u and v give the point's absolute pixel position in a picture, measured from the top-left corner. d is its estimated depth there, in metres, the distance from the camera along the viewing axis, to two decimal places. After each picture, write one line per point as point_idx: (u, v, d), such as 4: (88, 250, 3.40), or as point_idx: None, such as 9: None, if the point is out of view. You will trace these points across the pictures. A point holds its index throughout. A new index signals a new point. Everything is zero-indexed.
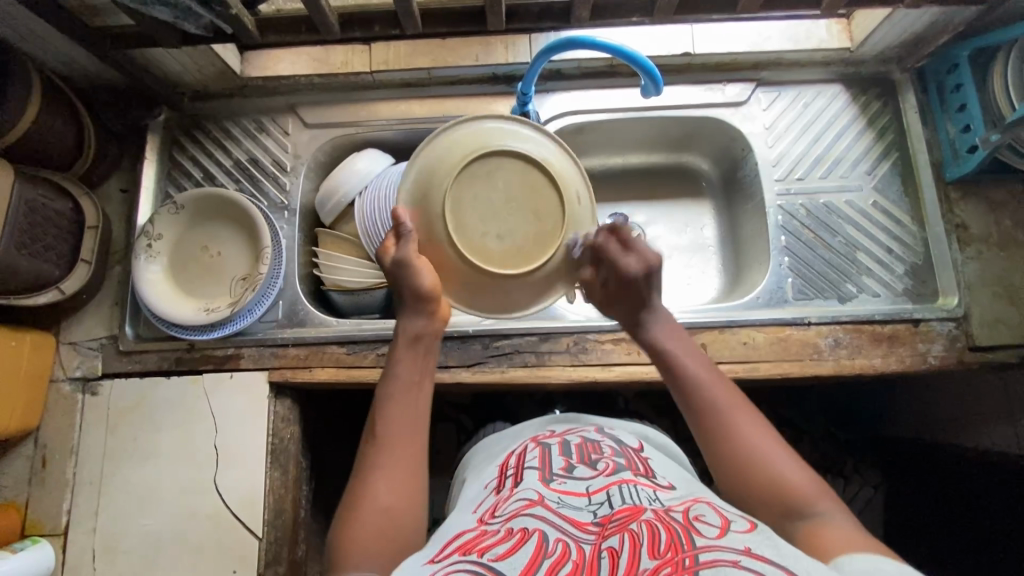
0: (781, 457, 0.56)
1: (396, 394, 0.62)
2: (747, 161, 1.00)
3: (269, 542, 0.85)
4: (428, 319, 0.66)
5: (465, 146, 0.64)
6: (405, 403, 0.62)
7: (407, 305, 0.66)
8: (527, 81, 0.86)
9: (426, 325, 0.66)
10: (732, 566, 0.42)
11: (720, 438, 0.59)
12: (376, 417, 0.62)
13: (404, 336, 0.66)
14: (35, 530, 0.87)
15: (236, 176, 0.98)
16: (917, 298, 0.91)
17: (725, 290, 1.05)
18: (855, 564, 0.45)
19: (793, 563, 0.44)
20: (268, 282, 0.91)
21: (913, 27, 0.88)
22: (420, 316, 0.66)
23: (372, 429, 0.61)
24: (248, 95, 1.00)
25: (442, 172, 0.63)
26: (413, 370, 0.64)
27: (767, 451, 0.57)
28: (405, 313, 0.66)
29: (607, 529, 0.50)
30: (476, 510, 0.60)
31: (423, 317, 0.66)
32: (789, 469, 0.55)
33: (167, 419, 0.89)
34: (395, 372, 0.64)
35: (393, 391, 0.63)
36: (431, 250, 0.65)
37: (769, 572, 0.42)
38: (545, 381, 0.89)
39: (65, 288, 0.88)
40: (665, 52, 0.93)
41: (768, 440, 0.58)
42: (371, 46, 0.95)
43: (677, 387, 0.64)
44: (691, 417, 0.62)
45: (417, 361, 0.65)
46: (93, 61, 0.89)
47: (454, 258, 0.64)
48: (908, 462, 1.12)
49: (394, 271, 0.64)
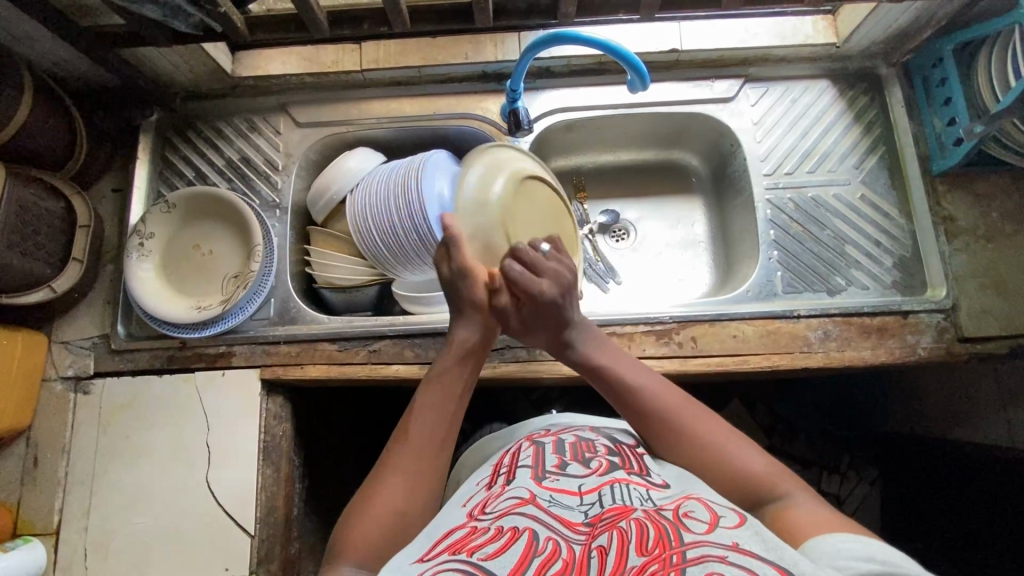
0: (748, 453, 0.59)
1: (433, 398, 0.65)
2: (736, 156, 1.01)
3: (261, 540, 0.85)
4: (482, 339, 0.69)
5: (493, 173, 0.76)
6: (443, 407, 0.64)
7: (465, 317, 0.69)
8: (516, 78, 0.87)
9: (479, 342, 0.69)
10: (720, 562, 0.42)
11: (687, 448, 0.61)
12: (410, 416, 0.64)
13: (457, 344, 0.68)
14: (26, 529, 0.86)
15: (228, 175, 0.99)
16: (906, 290, 0.92)
17: (716, 285, 1.05)
18: (824, 548, 0.47)
19: (785, 560, 0.43)
20: (260, 280, 0.91)
21: (897, 22, 0.89)
22: (472, 325, 0.69)
23: (403, 426, 0.63)
24: (239, 95, 1.00)
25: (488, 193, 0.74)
26: (456, 381, 0.66)
27: (726, 440, 0.60)
28: (460, 325, 0.69)
29: (598, 528, 0.50)
30: (465, 503, 0.60)
31: (479, 336, 0.69)
32: (769, 488, 0.56)
33: (161, 418, 0.89)
34: (439, 375, 0.66)
35: (430, 393, 0.65)
36: (489, 255, 0.73)
37: (758, 568, 0.42)
38: (536, 375, 0.89)
39: (57, 287, 0.88)
40: (654, 49, 0.94)
41: (726, 433, 0.61)
42: (361, 45, 0.96)
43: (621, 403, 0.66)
44: (648, 428, 0.64)
45: (463, 375, 0.67)
46: (85, 62, 0.90)
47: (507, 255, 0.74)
48: (902, 456, 1.13)
49: (455, 278, 0.68)
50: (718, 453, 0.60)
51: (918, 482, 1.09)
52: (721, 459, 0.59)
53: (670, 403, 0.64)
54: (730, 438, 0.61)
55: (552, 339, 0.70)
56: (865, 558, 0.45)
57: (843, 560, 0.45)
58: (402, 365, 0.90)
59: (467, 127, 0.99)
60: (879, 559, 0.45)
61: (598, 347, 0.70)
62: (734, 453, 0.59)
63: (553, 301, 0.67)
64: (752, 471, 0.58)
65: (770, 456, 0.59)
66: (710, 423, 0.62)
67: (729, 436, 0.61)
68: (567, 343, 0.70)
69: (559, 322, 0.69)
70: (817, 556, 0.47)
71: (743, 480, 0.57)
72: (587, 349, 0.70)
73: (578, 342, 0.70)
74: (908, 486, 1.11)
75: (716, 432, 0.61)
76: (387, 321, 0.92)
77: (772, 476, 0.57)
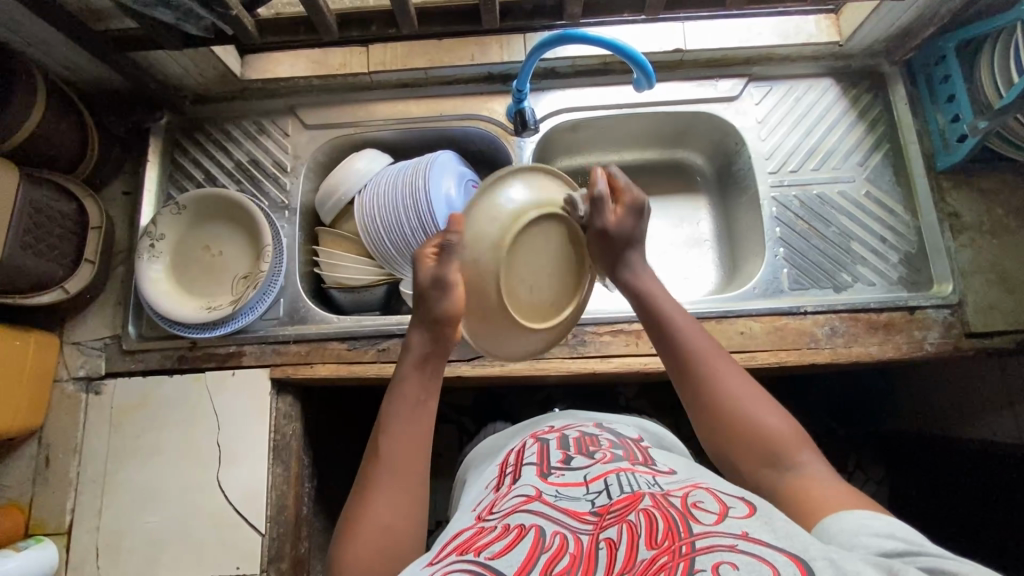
0: (767, 413, 0.59)
1: (401, 411, 0.63)
2: (740, 155, 1.02)
3: (271, 539, 0.85)
4: (438, 346, 0.65)
5: (499, 213, 0.64)
6: (413, 417, 0.63)
7: (420, 324, 0.65)
8: (522, 78, 0.88)
9: (434, 345, 0.65)
10: (730, 551, 0.42)
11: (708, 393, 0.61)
12: (381, 431, 0.63)
13: (412, 355, 0.65)
14: (39, 529, 0.87)
15: (237, 177, 1.00)
16: (912, 286, 0.92)
17: (722, 283, 1.06)
18: (844, 524, 0.48)
19: (796, 547, 0.43)
20: (269, 280, 0.92)
21: (898, 21, 0.90)
22: (431, 333, 0.65)
23: (376, 442, 0.62)
24: (248, 98, 1.02)
25: (494, 225, 0.64)
26: (421, 389, 0.65)
27: (749, 399, 0.60)
28: (414, 331, 0.66)
29: (606, 518, 0.50)
30: (475, 508, 0.60)
31: (434, 342, 0.65)
32: (785, 447, 0.57)
33: (171, 418, 0.89)
34: (402, 389, 0.65)
35: (398, 407, 0.63)
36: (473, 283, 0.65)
37: (768, 555, 0.42)
38: (544, 373, 0.89)
39: (69, 287, 0.89)
40: (658, 48, 0.95)
41: (753, 391, 0.60)
42: (368, 48, 0.97)
43: (659, 336, 0.66)
44: (674, 366, 0.64)
45: (424, 381, 0.65)
46: (97, 66, 0.91)
47: (490, 297, 0.65)
48: (911, 454, 1.13)
49: (428, 285, 0.63)
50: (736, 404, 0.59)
51: (927, 479, 1.09)
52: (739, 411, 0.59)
53: (706, 348, 0.64)
54: (756, 398, 0.60)
55: (609, 256, 0.69)
56: (885, 535, 0.46)
57: (863, 538, 0.46)
58: None
59: (474, 128, 1.00)
60: (897, 535, 0.45)
61: (649, 279, 0.70)
62: (754, 411, 0.59)
63: (640, 205, 0.69)
64: (767, 428, 0.58)
65: (793, 419, 0.59)
66: (739, 378, 0.61)
67: (755, 395, 0.60)
68: (624, 262, 0.69)
69: (624, 239, 0.69)
70: (836, 533, 0.48)
71: (756, 438, 0.58)
72: (640, 275, 0.70)
73: (635, 265, 0.70)
74: (917, 483, 1.11)
75: (742, 388, 0.61)
76: (396, 320, 0.93)
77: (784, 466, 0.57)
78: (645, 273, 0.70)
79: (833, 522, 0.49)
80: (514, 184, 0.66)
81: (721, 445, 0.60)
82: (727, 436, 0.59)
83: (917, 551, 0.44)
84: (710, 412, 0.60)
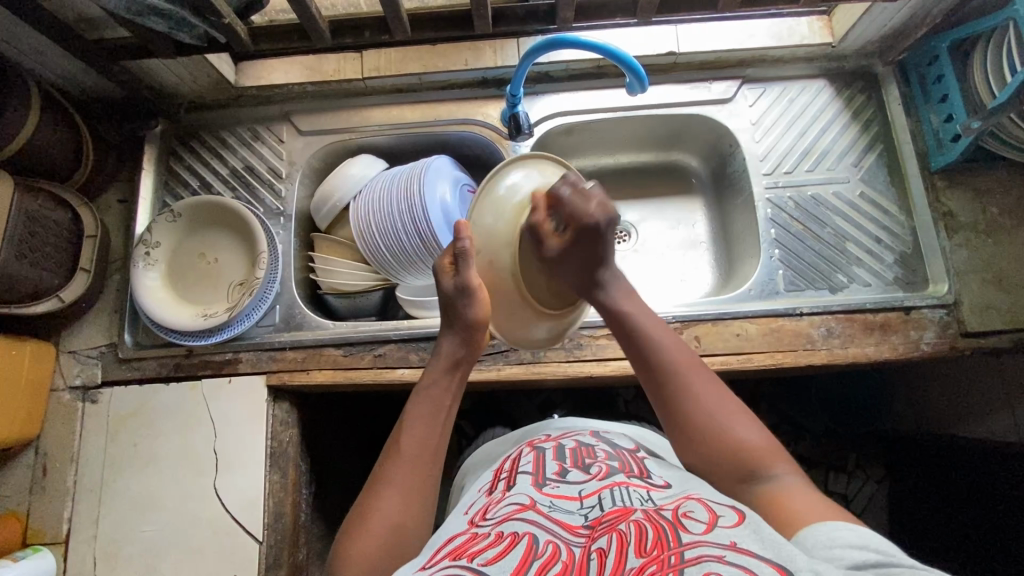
0: (750, 438, 0.59)
1: (422, 413, 0.65)
2: (735, 157, 1.02)
3: (269, 546, 0.85)
4: (467, 349, 0.68)
5: (516, 198, 0.68)
6: (432, 420, 0.65)
7: (453, 331, 0.68)
8: (515, 83, 0.88)
9: (466, 352, 0.68)
10: (718, 562, 0.42)
11: (690, 421, 0.60)
12: (398, 432, 0.64)
13: (443, 360, 0.67)
14: (36, 539, 0.87)
15: (233, 184, 1.00)
16: (908, 286, 0.92)
17: (718, 284, 1.06)
18: (818, 536, 0.48)
19: (782, 557, 0.43)
20: (266, 287, 0.92)
21: (890, 22, 0.90)
22: (461, 342, 0.68)
23: (393, 442, 0.63)
24: (243, 105, 1.02)
25: (508, 212, 0.67)
26: (446, 394, 0.67)
27: (730, 424, 0.59)
28: (448, 339, 0.68)
29: (597, 530, 0.50)
30: (467, 511, 0.61)
31: (463, 347, 0.68)
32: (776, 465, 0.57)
33: (168, 426, 0.89)
34: (428, 392, 0.66)
35: (421, 408, 0.65)
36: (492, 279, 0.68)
37: (756, 567, 0.41)
38: (540, 377, 0.89)
39: (64, 296, 0.89)
40: (651, 51, 0.95)
41: (731, 411, 0.60)
42: (362, 54, 0.98)
43: (635, 354, 0.66)
44: (653, 386, 0.64)
45: (451, 386, 0.67)
46: (91, 75, 0.91)
47: (508, 281, 0.68)
48: (908, 453, 1.12)
49: (453, 294, 0.66)
50: (718, 430, 0.59)
51: (925, 478, 1.09)
52: (720, 436, 0.59)
53: (685, 370, 0.63)
54: (731, 411, 0.60)
55: (583, 280, 0.66)
56: (858, 546, 0.45)
57: (837, 550, 0.45)
58: (407, 368, 0.90)
59: (468, 132, 1.00)
60: (871, 546, 0.45)
61: (624, 295, 0.68)
62: (729, 427, 0.59)
63: (595, 225, 0.63)
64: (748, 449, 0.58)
65: (766, 430, 0.59)
66: (713, 389, 0.62)
67: (731, 411, 0.60)
68: (598, 283, 0.67)
69: (594, 258, 0.65)
70: (811, 546, 0.47)
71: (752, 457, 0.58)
72: (613, 293, 0.67)
73: (608, 284, 0.67)
74: (915, 483, 1.11)
75: (716, 402, 0.61)
76: (392, 326, 0.93)
77: (775, 473, 0.56)
78: (626, 295, 0.68)
79: (808, 535, 0.48)
80: (523, 171, 0.70)
81: (690, 451, 0.61)
82: (698, 442, 0.60)
83: (889, 562, 0.44)
84: (678, 418, 0.61)
